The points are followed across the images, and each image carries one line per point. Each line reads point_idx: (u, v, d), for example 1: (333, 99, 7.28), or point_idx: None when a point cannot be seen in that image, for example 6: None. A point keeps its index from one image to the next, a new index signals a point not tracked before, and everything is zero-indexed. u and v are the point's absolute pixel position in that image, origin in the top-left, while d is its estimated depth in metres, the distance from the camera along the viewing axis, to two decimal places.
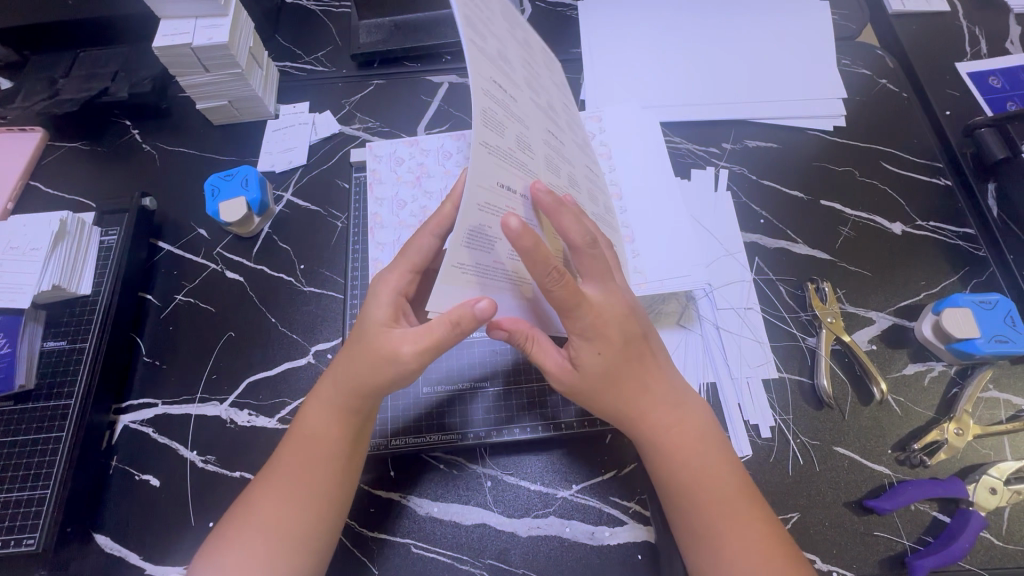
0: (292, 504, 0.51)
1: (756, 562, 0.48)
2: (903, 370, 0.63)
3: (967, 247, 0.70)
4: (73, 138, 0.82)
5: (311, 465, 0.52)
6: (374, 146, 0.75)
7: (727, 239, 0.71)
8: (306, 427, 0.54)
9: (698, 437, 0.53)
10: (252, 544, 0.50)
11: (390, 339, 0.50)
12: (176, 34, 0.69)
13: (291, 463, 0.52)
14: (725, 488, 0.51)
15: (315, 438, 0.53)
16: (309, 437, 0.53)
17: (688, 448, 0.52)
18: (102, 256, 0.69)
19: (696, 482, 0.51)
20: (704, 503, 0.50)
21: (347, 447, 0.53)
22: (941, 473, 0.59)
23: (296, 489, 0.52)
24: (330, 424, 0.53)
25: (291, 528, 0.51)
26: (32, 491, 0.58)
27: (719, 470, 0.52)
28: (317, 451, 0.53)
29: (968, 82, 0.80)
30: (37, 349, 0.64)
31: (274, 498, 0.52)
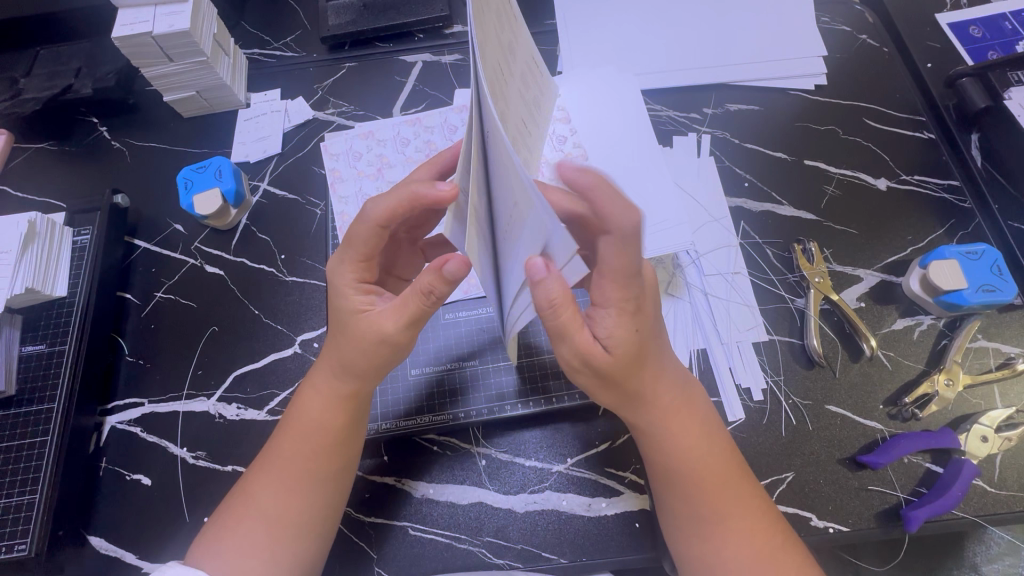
0: (292, 492, 0.51)
1: (742, 527, 0.49)
2: (893, 325, 0.63)
3: (953, 199, 0.69)
4: (39, 139, 0.80)
5: (312, 458, 0.52)
6: (329, 145, 0.74)
7: (712, 206, 0.70)
8: (301, 418, 0.53)
9: (683, 406, 0.52)
10: (254, 533, 0.50)
11: (375, 324, 0.49)
12: (136, 22, 0.67)
13: (292, 451, 0.52)
14: (717, 457, 0.51)
15: (315, 426, 0.52)
16: (308, 428, 0.52)
17: (687, 419, 0.52)
18: (77, 256, 0.68)
19: (678, 454, 0.51)
20: (689, 476, 0.51)
21: (348, 436, 0.53)
22: (933, 424, 0.59)
23: (295, 480, 0.51)
24: (331, 411, 0.52)
25: (294, 521, 0.50)
26: (20, 496, 0.57)
27: (706, 439, 0.52)
28: (320, 442, 0.52)
29: (949, 33, 0.79)
30: (15, 354, 0.63)
31: (274, 492, 0.51)
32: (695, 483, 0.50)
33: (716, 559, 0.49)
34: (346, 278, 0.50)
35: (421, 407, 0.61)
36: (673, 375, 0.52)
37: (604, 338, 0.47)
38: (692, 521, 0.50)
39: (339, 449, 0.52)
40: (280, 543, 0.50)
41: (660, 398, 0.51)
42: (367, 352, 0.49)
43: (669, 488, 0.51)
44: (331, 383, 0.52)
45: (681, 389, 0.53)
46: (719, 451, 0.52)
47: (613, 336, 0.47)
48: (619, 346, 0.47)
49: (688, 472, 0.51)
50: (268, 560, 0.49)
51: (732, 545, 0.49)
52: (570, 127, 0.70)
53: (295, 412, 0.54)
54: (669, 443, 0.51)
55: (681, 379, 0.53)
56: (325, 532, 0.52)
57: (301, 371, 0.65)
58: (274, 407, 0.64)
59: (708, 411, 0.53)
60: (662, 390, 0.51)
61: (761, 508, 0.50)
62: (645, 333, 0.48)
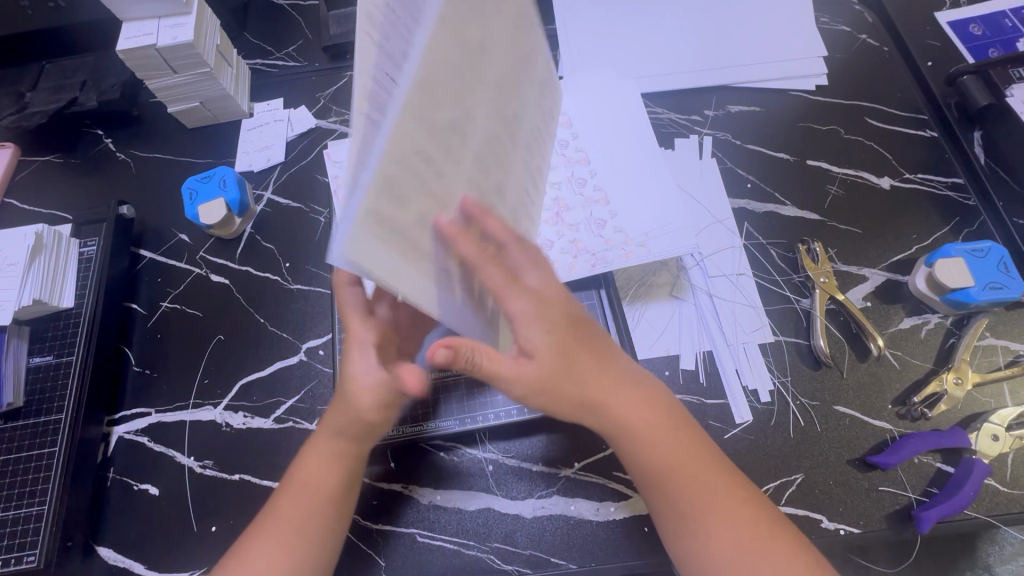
0: (287, 557, 0.49)
1: (739, 538, 0.48)
2: (900, 324, 0.63)
3: (957, 197, 0.69)
4: (46, 152, 0.81)
5: (308, 519, 0.51)
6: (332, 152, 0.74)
7: (716, 207, 0.70)
8: (302, 483, 0.52)
9: (663, 416, 0.51)
10: None
11: (360, 389, 0.48)
12: (140, 35, 0.67)
13: (292, 513, 0.51)
14: (704, 468, 0.50)
15: (316, 487, 0.51)
16: (308, 491, 0.51)
17: (664, 432, 0.51)
18: (83, 267, 0.68)
19: (645, 460, 0.50)
20: (683, 483, 0.50)
21: (345, 497, 0.52)
22: (943, 424, 0.59)
23: (303, 542, 0.50)
24: (331, 473, 0.52)
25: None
26: (29, 508, 0.57)
27: (670, 446, 0.50)
28: (320, 503, 0.51)
29: (948, 31, 0.79)
30: (23, 365, 0.63)
31: (269, 556, 0.49)
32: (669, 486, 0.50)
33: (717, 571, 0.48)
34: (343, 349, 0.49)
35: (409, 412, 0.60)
36: (617, 382, 0.51)
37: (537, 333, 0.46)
38: (688, 531, 0.49)
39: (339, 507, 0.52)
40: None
41: (616, 406, 0.50)
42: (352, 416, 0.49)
43: (659, 499, 0.50)
44: (336, 447, 0.52)
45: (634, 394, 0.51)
46: (687, 454, 0.50)
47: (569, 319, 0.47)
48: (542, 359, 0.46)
49: (658, 477, 0.50)
50: None
51: (727, 560, 0.48)
52: (572, 132, 0.70)
53: (293, 475, 0.53)
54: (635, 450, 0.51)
55: (624, 387, 0.51)
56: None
57: (306, 379, 0.65)
58: (281, 416, 0.64)
59: (652, 411, 0.51)
60: (621, 402, 0.50)
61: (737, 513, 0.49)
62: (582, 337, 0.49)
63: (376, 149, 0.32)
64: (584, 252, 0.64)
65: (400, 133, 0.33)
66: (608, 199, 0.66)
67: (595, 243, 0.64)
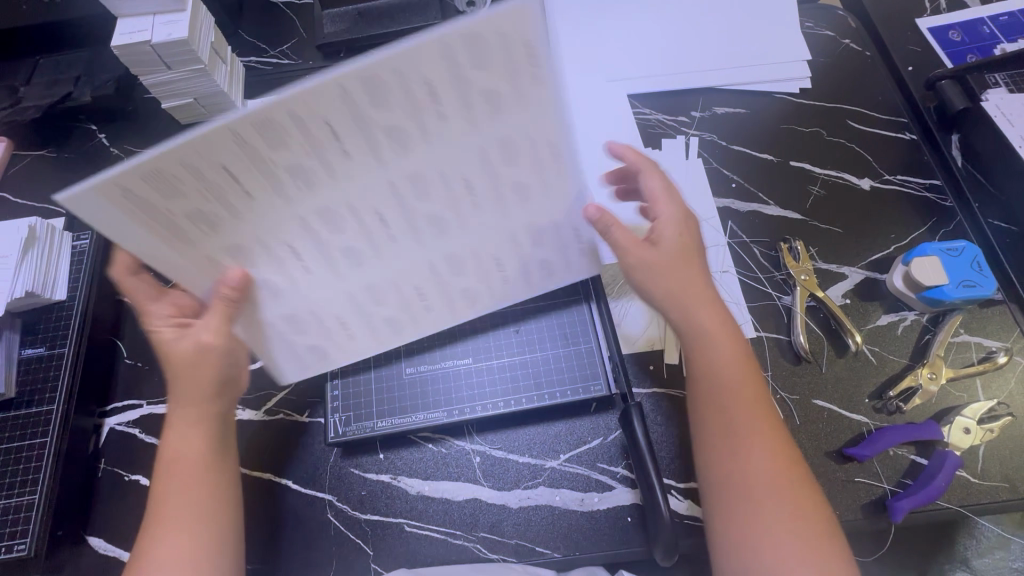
0: (184, 532, 0.49)
1: (776, 481, 0.49)
2: (877, 320, 0.65)
3: (934, 198, 0.71)
4: (40, 146, 0.81)
5: (204, 496, 0.50)
6: None
7: (700, 206, 0.71)
8: (175, 459, 0.51)
9: (735, 346, 0.53)
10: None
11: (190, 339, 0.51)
12: (134, 32, 0.68)
13: (174, 492, 0.50)
14: (756, 404, 0.51)
15: (188, 461, 0.51)
16: (181, 469, 0.51)
17: (732, 361, 0.52)
18: (76, 261, 0.68)
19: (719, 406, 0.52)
20: (737, 418, 0.51)
21: (221, 466, 0.52)
22: (918, 418, 0.60)
23: (204, 518, 0.50)
24: (200, 444, 0.51)
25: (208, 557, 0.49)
26: (20, 497, 0.58)
27: (748, 389, 0.52)
28: (214, 479, 0.51)
29: (929, 37, 0.81)
30: (15, 356, 0.64)
31: (167, 537, 0.48)
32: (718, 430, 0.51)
33: (758, 527, 0.47)
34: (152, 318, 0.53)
35: (389, 406, 0.61)
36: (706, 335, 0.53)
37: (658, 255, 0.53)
38: (738, 472, 0.49)
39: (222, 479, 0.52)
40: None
41: (703, 344, 0.52)
42: (194, 370, 0.51)
43: (712, 428, 0.51)
44: (211, 415, 0.52)
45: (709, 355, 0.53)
46: (759, 404, 0.51)
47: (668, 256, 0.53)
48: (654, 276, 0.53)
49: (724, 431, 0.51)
50: None
51: (768, 514, 0.48)
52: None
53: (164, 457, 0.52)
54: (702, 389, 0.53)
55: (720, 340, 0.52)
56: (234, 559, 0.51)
57: None
58: (271, 409, 0.63)
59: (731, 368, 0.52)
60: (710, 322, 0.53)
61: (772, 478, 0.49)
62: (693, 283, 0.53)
63: (494, 72, 0.42)
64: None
65: (317, 89, 0.39)
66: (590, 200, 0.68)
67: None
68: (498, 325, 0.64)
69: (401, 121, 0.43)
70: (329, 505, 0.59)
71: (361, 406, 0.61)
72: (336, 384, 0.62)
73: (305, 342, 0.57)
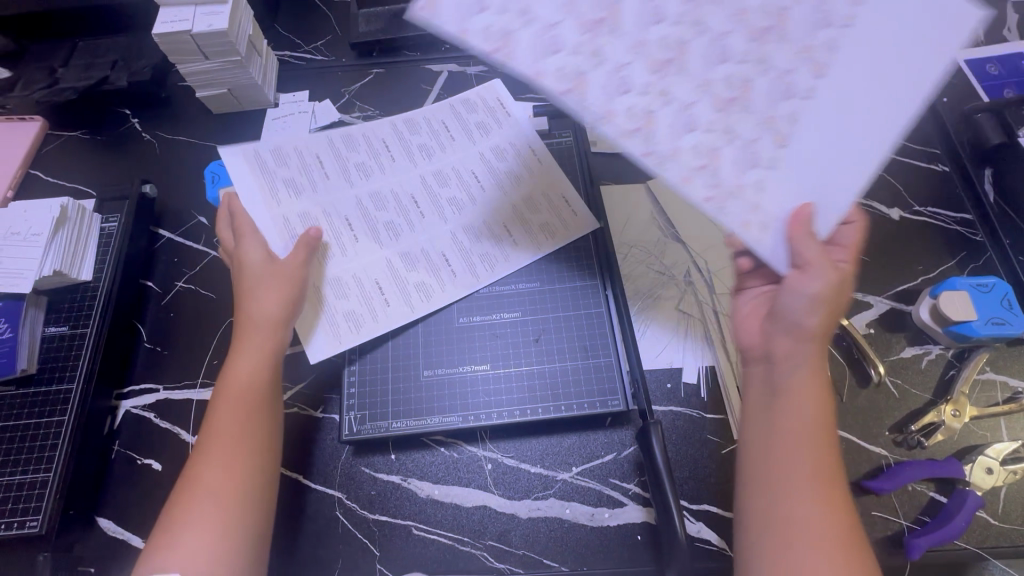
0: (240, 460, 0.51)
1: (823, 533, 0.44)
2: (901, 353, 0.64)
3: (965, 232, 0.70)
4: (73, 127, 0.82)
5: (243, 416, 0.53)
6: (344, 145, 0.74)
7: (726, 225, 0.71)
8: (244, 378, 0.55)
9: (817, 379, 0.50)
10: (207, 517, 0.48)
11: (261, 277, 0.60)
12: (176, 21, 0.69)
13: (230, 417, 0.53)
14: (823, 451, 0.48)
15: (249, 386, 0.55)
16: (242, 390, 0.54)
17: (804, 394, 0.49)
18: (104, 243, 0.69)
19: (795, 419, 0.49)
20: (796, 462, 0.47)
21: (274, 400, 0.56)
22: (939, 454, 0.59)
23: (259, 438, 0.53)
24: (262, 371, 0.56)
25: (241, 487, 0.50)
26: (35, 474, 0.58)
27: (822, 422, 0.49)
28: (255, 400, 0.54)
29: (966, 69, 0.80)
30: (39, 334, 0.64)
31: (218, 467, 0.50)
32: (784, 436, 0.48)
33: None
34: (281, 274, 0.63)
35: (405, 407, 0.61)
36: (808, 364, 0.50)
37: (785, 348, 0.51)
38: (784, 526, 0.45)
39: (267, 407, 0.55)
40: (231, 511, 0.49)
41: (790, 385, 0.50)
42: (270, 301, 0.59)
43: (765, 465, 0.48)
44: (269, 341, 0.58)
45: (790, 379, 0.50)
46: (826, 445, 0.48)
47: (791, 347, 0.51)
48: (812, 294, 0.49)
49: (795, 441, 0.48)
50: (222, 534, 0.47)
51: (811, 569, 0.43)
52: (828, 35, 0.44)
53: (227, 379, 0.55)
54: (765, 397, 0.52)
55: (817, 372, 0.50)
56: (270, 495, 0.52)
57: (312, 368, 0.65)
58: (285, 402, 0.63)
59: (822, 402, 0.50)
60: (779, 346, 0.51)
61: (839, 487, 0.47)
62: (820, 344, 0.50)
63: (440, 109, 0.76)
64: (712, 173, 0.44)
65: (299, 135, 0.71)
66: (789, 137, 0.44)
67: (730, 178, 0.44)
68: (519, 333, 0.63)
69: (349, 145, 0.72)
70: (338, 503, 0.59)
71: (378, 403, 0.61)
72: (354, 382, 0.62)
73: (345, 307, 0.64)
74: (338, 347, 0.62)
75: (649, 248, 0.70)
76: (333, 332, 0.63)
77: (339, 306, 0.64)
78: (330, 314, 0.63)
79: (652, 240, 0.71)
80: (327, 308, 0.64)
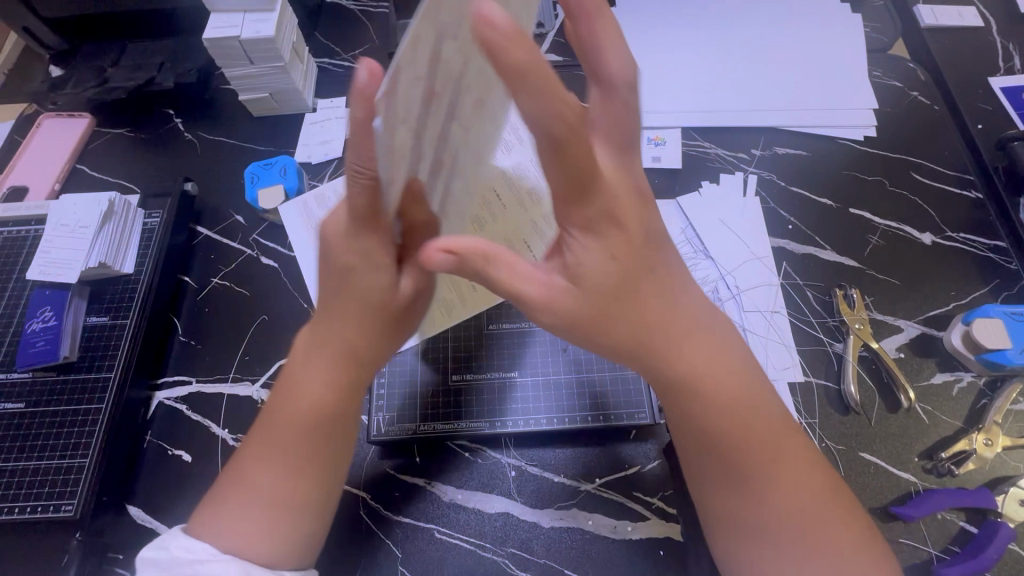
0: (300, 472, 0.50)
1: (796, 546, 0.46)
2: (931, 379, 0.63)
3: (999, 259, 0.70)
4: (119, 125, 0.85)
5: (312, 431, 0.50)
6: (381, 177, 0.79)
7: (755, 243, 0.71)
8: (309, 388, 0.51)
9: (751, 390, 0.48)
10: (256, 521, 0.48)
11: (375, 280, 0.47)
12: (225, 27, 0.72)
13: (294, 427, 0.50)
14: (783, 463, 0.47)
15: (312, 400, 0.50)
16: (307, 404, 0.50)
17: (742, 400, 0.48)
18: (145, 237, 0.71)
19: (717, 379, 0.48)
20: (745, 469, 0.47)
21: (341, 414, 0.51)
22: (970, 483, 0.58)
23: (319, 450, 0.50)
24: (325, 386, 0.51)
25: (297, 500, 0.50)
26: (72, 459, 0.60)
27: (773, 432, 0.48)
28: (320, 418, 0.50)
29: (1001, 97, 0.80)
30: (81, 323, 0.66)
31: (275, 474, 0.49)
32: (737, 439, 0.47)
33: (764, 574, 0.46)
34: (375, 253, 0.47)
35: (432, 410, 0.62)
36: (661, 302, 0.47)
37: (575, 272, 0.45)
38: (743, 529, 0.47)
39: (333, 434, 0.51)
40: (279, 522, 0.49)
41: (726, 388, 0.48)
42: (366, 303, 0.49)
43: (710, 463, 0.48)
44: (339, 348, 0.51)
45: (616, 285, 0.45)
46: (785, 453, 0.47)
47: (582, 264, 0.44)
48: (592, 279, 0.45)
49: (717, 404, 0.47)
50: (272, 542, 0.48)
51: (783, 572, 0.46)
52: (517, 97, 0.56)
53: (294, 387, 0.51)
54: (621, 329, 0.46)
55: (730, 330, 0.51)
56: (321, 514, 0.51)
57: None
58: None
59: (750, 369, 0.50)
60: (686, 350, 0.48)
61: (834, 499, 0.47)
62: (628, 262, 0.45)
63: None
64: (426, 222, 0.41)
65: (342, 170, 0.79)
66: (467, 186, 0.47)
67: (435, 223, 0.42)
68: (546, 344, 0.65)
69: None
70: (363, 503, 0.59)
71: (405, 408, 0.62)
72: (382, 382, 0.63)
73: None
74: None
75: None
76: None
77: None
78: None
79: (680, 255, 0.71)
80: None
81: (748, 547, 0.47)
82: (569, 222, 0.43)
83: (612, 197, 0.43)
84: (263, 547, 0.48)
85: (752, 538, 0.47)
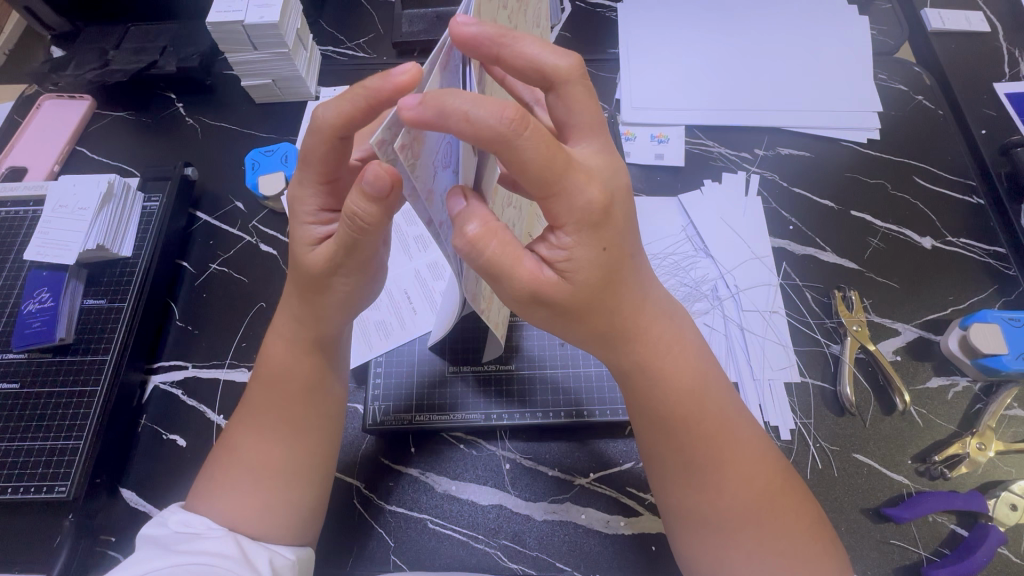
0: (275, 441, 0.50)
1: (749, 525, 0.46)
2: (927, 382, 0.63)
3: (998, 266, 0.70)
4: (119, 108, 0.85)
5: (279, 399, 0.51)
6: None
7: (755, 243, 0.71)
8: (275, 360, 0.51)
9: (704, 392, 0.48)
10: (242, 489, 0.49)
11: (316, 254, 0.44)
12: (229, 11, 0.71)
13: (264, 398, 0.51)
14: (746, 449, 0.48)
15: (280, 371, 0.51)
16: (273, 373, 0.51)
17: (692, 400, 0.48)
18: (145, 220, 0.71)
19: (671, 364, 0.47)
20: (694, 459, 0.47)
21: (311, 382, 0.51)
22: (961, 486, 0.59)
23: (287, 418, 0.51)
24: (287, 357, 0.51)
25: (279, 468, 0.50)
26: (66, 441, 0.60)
27: (729, 424, 0.48)
28: (287, 386, 0.51)
29: (1005, 102, 0.80)
30: (78, 305, 0.66)
31: (253, 444, 0.50)
32: (698, 427, 0.47)
33: (725, 561, 0.46)
34: (300, 204, 0.45)
35: (433, 403, 0.62)
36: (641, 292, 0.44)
37: (566, 266, 0.40)
38: (703, 520, 0.47)
39: (314, 398, 0.52)
40: (270, 491, 0.49)
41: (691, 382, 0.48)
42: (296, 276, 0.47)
43: (663, 455, 0.48)
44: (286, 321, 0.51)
45: (603, 280, 0.40)
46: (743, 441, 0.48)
47: (580, 258, 0.39)
48: (582, 270, 0.39)
49: (660, 390, 0.47)
50: (262, 508, 0.49)
51: (741, 555, 0.46)
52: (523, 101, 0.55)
53: (262, 360, 0.53)
54: (597, 320, 0.43)
55: (687, 321, 0.50)
56: (316, 486, 0.51)
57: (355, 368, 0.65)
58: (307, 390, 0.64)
59: (703, 356, 0.50)
60: (668, 344, 0.47)
61: (769, 459, 0.49)
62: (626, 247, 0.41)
63: None
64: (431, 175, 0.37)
65: None
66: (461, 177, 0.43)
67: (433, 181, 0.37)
68: (544, 339, 0.65)
69: None
70: (355, 492, 0.59)
71: (412, 412, 0.61)
72: (379, 373, 0.63)
73: (376, 317, 0.67)
74: (369, 352, 0.65)
75: (675, 261, 0.71)
76: (365, 338, 0.66)
77: (371, 316, 0.67)
78: (363, 325, 0.67)
79: (681, 253, 0.71)
80: (362, 321, 0.67)
81: (701, 531, 0.47)
82: (561, 216, 0.38)
83: (608, 189, 0.38)
84: (258, 519, 0.49)
85: (696, 509, 0.47)
